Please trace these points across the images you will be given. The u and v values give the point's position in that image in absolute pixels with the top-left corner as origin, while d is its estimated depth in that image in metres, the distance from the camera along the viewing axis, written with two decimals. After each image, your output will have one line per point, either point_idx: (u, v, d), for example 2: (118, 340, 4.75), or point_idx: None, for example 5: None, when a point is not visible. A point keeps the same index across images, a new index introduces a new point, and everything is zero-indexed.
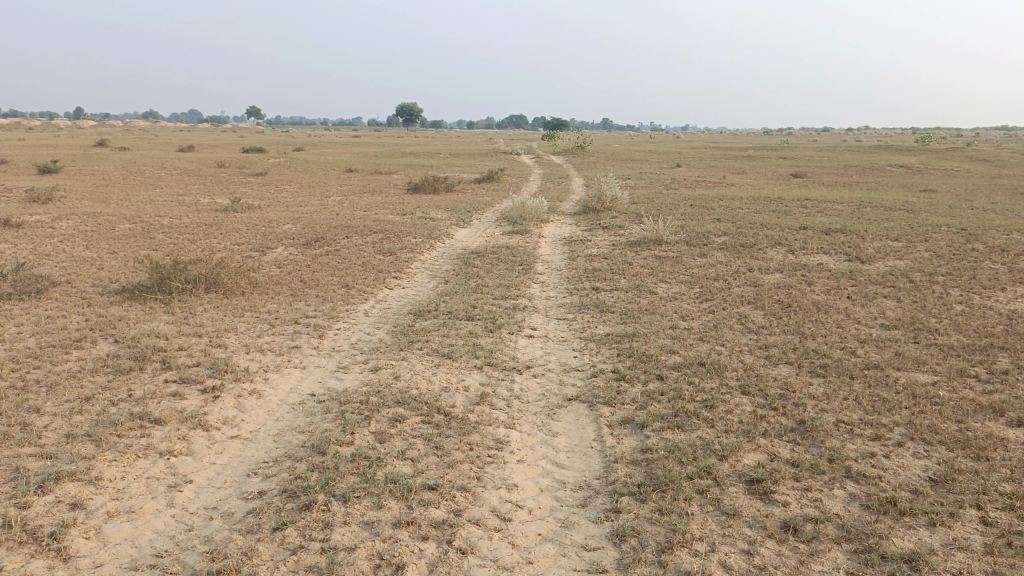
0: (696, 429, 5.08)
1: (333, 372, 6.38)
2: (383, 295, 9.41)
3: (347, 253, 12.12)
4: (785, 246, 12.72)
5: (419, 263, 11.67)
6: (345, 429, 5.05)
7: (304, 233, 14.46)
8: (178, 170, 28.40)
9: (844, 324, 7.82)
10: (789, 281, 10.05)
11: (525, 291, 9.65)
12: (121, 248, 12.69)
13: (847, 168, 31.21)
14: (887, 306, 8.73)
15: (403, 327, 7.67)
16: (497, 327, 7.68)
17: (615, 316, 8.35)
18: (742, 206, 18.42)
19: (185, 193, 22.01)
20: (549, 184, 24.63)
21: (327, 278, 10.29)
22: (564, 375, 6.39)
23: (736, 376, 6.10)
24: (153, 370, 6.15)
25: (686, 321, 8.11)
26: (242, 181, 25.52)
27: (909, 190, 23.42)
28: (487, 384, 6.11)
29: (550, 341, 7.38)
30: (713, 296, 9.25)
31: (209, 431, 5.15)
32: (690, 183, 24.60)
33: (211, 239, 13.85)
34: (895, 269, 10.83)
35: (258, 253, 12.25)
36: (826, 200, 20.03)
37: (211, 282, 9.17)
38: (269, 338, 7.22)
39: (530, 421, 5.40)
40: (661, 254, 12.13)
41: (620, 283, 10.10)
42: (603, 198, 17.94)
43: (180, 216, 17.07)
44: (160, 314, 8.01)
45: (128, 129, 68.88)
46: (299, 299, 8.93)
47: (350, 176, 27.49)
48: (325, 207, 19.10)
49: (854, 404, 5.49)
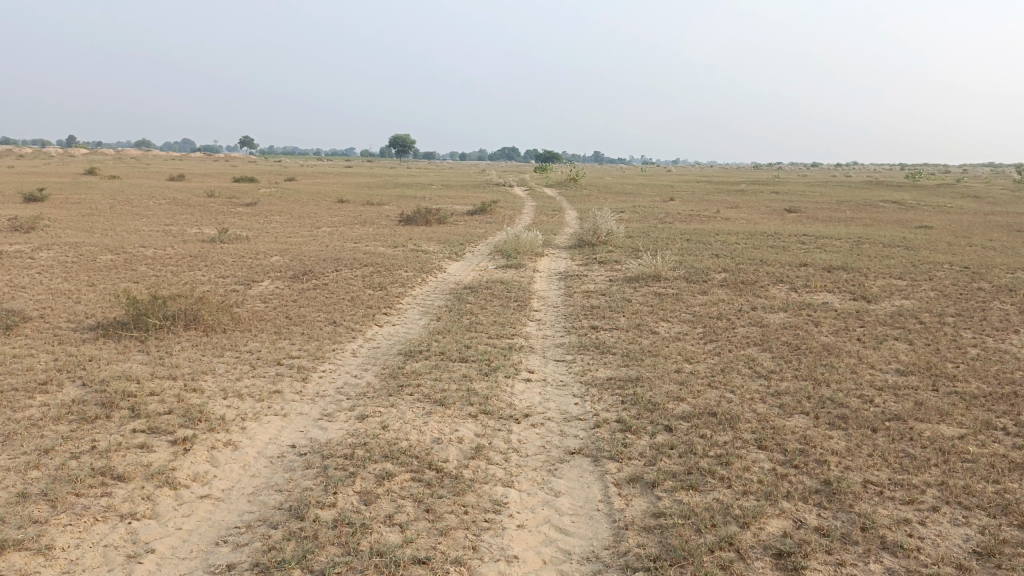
0: (711, 490, 4.65)
1: (317, 420, 5.93)
2: (372, 333, 9.00)
3: (336, 287, 11.71)
4: (787, 283, 12.39)
5: (410, 298, 11.28)
6: (328, 488, 4.60)
7: (292, 265, 14.05)
8: (165, 199, 28.02)
9: (858, 369, 7.43)
10: (795, 321, 9.70)
11: (521, 330, 9.25)
12: (100, 281, 12.23)
13: (840, 203, 31.20)
14: (898, 349, 8.37)
15: (393, 369, 7.23)
16: (492, 370, 7.25)
17: (616, 358, 7.94)
18: (740, 241, 18.15)
19: (172, 223, 21.61)
20: (542, 217, 24.37)
21: (313, 314, 9.86)
22: (565, 424, 5.96)
23: (749, 427, 5.70)
24: (121, 418, 5.68)
25: (691, 364, 7.71)
26: (231, 211, 25.14)
27: (905, 225, 23.28)
28: (483, 434, 5.67)
29: (549, 386, 6.96)
30: (717, 337, 8.87)
31: (177, 490, 4.68)
32: (685, 217, 24.39)
33: (195, 271, 13.44)
34: (902, 309, 10.49)
35: (243, 287, 11.82)
36: (823, 235, 19.81)
37: (191, 318, 8.73)
38: (249, 381, 6.77)
39: (530, 478, 4.96)
40: (660, 291, 11.78)
41: (620, 322, 9.71)
42: (597, 232, 17.63)
43: (164, 247, 16.64)
44: (134, 354, 7.54)
45: (121, 157, 68.84)
46: (283, 337, 8.49)
47: (342, 207, 27.19)
48: (314, 238, 18.73)
49: (879, 462, 5.09)
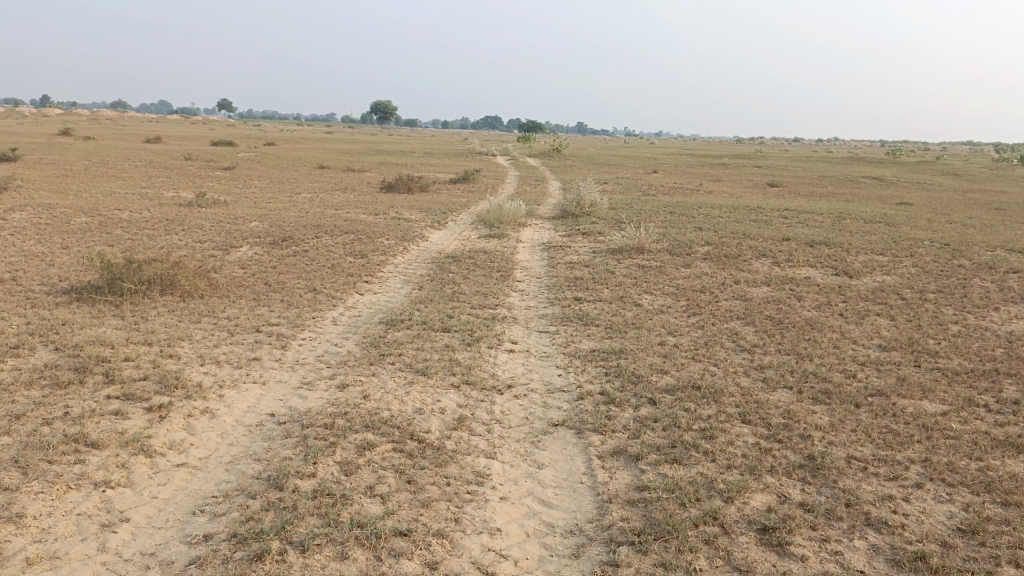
0: (695, 464, 4.63)
1: (296, 388, 5.83)
2: (353, 301, 8.87)
3: (316, 254, 11.53)
4: (770, 258, 12.39)
5: (391, 266, 11.14)
6: (308, 458, 4.52)
7: (271, 231, 13.82)
8: (141, 162, 27.48)
9: (841, 344, 7.44)
10: (778, 295, 9.69)
11: (504, 300, 9.17)
12: (73, 243, 11.96)
13: (823, 178, 31.28)
14: (880, 325, 8.40)
15: (374, 338, 7.13)
16: (475, 340, 7.16)
17: (600, 330, 7.89)
18: (723, 214, 18.14)
19: (149, 186, 21.20)
20: (525, 187, 24.20)
21: (293, 281, 9.70)
22: (549, 396, 5.91)
23: (733, 401, 5.68)
24: (95, 384, 5.54)
25: (675, 337, 7.68)
26: (209, 175, 24.70)
27: (886, 202, 23.40)
28: (465, 405, 5.61)
29: (532, 357, 6.90)
30: (701, 310, 8.85)
31: (153, 458, 4.57)
32: (668, 190, 24.32)
33: (171, 235, 13.18)
34: (884, 285, 10.52)
35: (222, 252, 11.62)
36: (805, 210, 19.83)
37: (167, 283, 8.55)
38: (227, 348, 6.64)
39: (512, 450, 4.91)
40: (644, 263, 11.74)
41: (603, 293, 9.66)
42: (581, 203, 17.53)
43: (139, 210, 16.32)
44: (109, 319, 7.37)
45: (97, 118, 67.34)
46: (262, 304, 8.34)
47: (323, 173, 26.82)
48: (295, 204, 18.47)
49: (862, 438, 5.09)
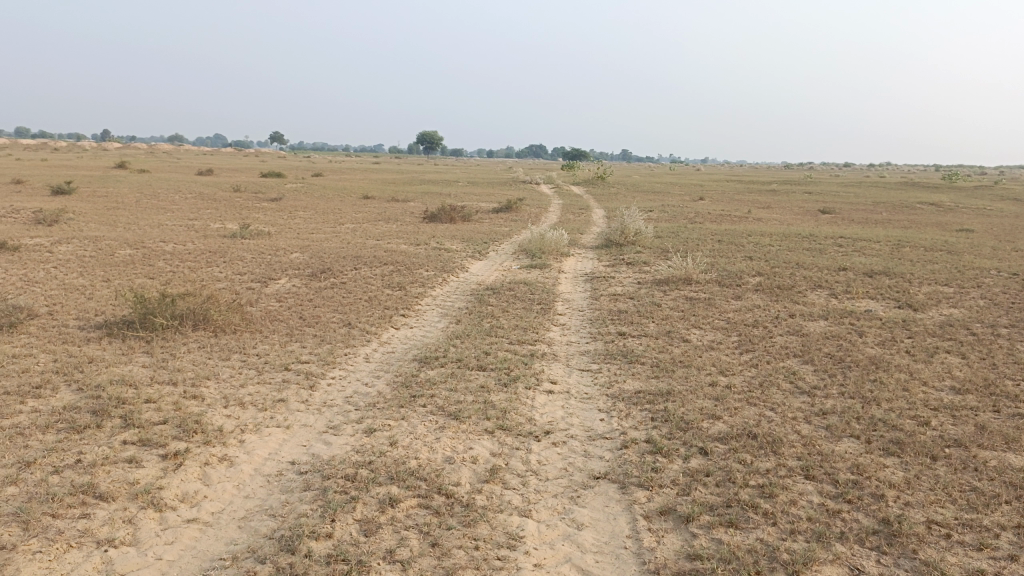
0: (754, 529, 4.14)
1: (321, 433, 5.49)
2: (387, 337, 8.54)
3: (353, 287, 11.30)
4: (826, 289, 11.78)
5: (429, 299, 10.85)
6: (326, 515, 4.16)
7: (311, 263, 13.68)
8: (191, 193, 27.95)
9: (909, 386, 6.86)
10: (836, 330, 9.09)
11: (544, 335, 8.77)
12: (115, 276, 11.95)
13: (877, 204, 30.29)
14: (951, 364, 7.76)
15: (406, 377, 6.78)
16: (512, 380, 6.76)
17: (645, 369, 7.41)
18: (774, 243, 17.52)
19: (195, 218, 21.42)
20: (569, 215, 23.90)
21: (328, 315, 9.44)
22: (590, 443, 5.47)
23: (794, 453, 5.15)
24: (112, 428, 5.29)
25: (727, 376, 7.18)
26: (256, 206, 24.96)
27: (946, 228, 22.46)
28: (499, 454, 5.20)
29: (572, 399, 6.47)
30: (754, 346, 8.32)
31: (162, 513, 4.26)
32: (715, 217, 23.73)
33: (212, 267, 13.12)
34: (951, 319, 9.83)
35: (260, 285, 11.48)
36: (860, 238, 19.05)
37: (199, 318, 8.35)
38: (254, 387, 6.35)
39: (549, 507, 4.47)
40: (692, 295, 11.24)
41: (649, 328, 9.20)
42: (626, 232, 17.10)
43: (184, 242, 16.38)
44: (137, 357, 7.17)
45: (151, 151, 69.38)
46: (294, 340, 8.08)
47: (367, 203, 26.89)
48: (337, 235, 18.41)
49: (942, 497, 4.54)
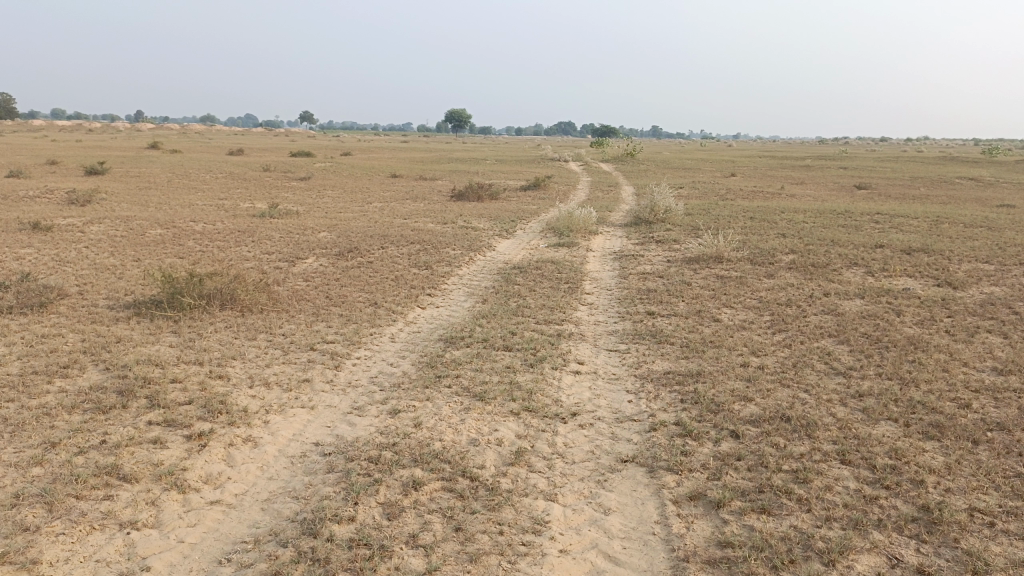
0: (787, 516, 4.02)
1: (345, 413, 5.45)
2: (413, 316, 8.49)
3: (380, 266, 11.25)
4: (862, 267, 11.48)
5: (456, 278, 10.77)
6: (349, 498, 4.11)
7: (338, 242, 13.66)
8: (221, 173, 28.14)
9: (949, 367, 6.63)
10: (873, 309, 8.84)
11: (572, 314, 8.65)
12: (145, 256, 12.04)
13: (913, 179, 29.59)
14: (993, 344, 7.49)
15: (431, 357, 6.71)
16: (539, 361, 6.66)
17: (675, 349, 7.26)
18: (807, 220, 17.15)
19: (225, 197, 21.55)
20: (598, 193, 23.66)
21: (354, 294, 9.41)
22: (618, 425, 5.36)
23: (829, 437, 5.00)
24: (138, 409, 5.29)
25: (759, 357, 7.00)
26: (285, 185, 25.05)
27: (987, 203, 21.84)
28: (525, 436, 5.11)
29: (599, 380, 6.35)
30: (787, 326, 8.12)
31: (186, 495, 4.25)
32: (747, 194, 23.31)
33: (241, 247, 13.16)
34: (993, 297, 9.51)
35: (287, 264, 11.49)
36: (897, 214, 18.57)
37: (226, 298, 8.35)
38: (279, 367, 6.33)
39: (575, 490, 4.38)
40: (723, 274, 11.02)
41: (678, 307, 9.03)
42: (655, 209, 16.84)
43: (213, 221, 16.47)
44: (164, 337, 7.19)
45: (183, 132, 70.09)
46: (320, 319, 8.05)
47: (395, 182, 26.84)
48: (364, 214, 18.41)
49: (985, 484, 4.36)
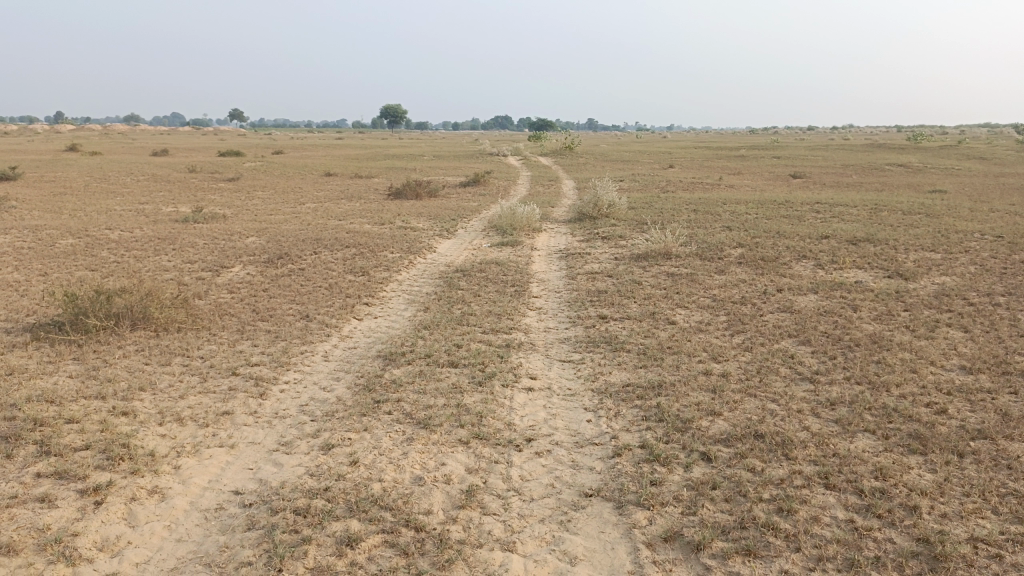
0: (776, 559, 3.57)
1: (271, 452, 4.80)
2: (349, 330, 7.83)
3: (313, 273, 10.54)
4: (811, 259, 11.27)
5: (395, 284, 10.14)
6: (271, 565, 3.49)
7: (267, 247, 12.83)
8: (144, 176, 26.79)
9: (918, 368, 6.33)
10: (829, 305, 8.56)
11: (520, 321, 8.12)
12: (53, 269, 11.05)
13: (846, 167, 30.08)
14: (954, 339, 7.25)
15: (369, 379, 6.08)
16: (487, 378, 6.10)
17: (631, 357, 6.79)
18: (750, 211, 17.03)
19: (147, 201, 20.38)
20: (539, 188, 23.23)
21: (284, 307, 8.69)
22: (579, 451, 4.84)
23: (808, 456, 4.58)
24: (26, 458, 4.54)
25: (721, 363, 6.59)
26: (212, 187, 23.88)
27: (918, 190, 22.22)
28: (476, 470, 4.54)
29: (554, 397, 5.83)
30: (745, 326, 7.76)
31: (75, 567, 3.55)
32: (688, 186, 23.16)
33: (161, 256, 12.24)
34: (945, 288, 9.34)
35: (211, 274, 10.67)
36: (837, 203, 18.60)
37: (139, 316, 7.54)
38: (195, 398, 5.62)
39: (535, 536, 3.84)
40: (673, 271, 10.65)
41: (631, 309, 8.59)
42: (599, 204, 16.46)
43: (132, 228, 15.40)
44: (66, 365, 6.39)
45: (108, 132, 67.22)
46: (245, 338, 7.32)
47: (330, 181, 25.89)
48: (297, 216, 17.54)
49: (982, 506, 3.99)
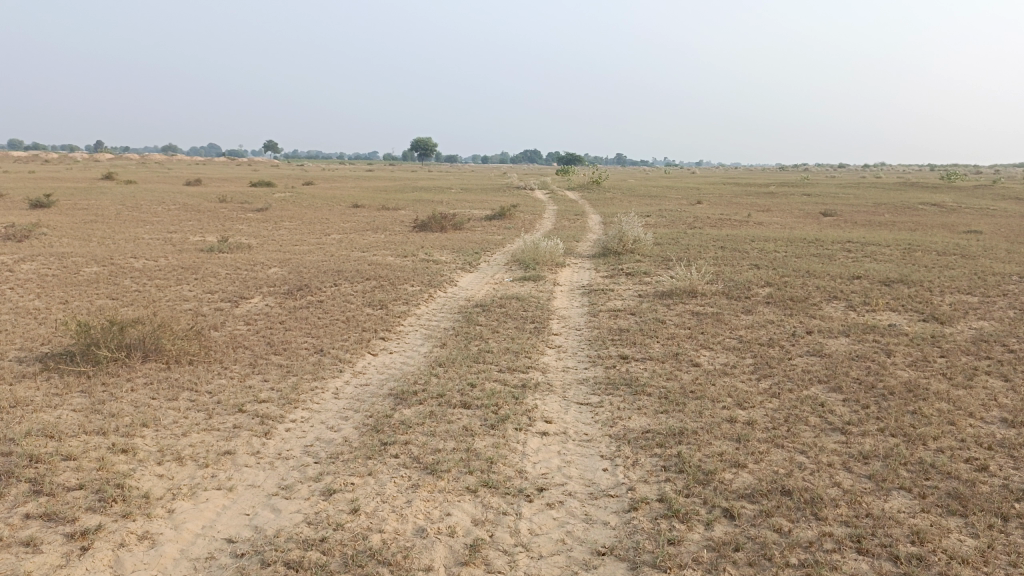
0: None
1: (270, 496, 4.59)
2: (363, 365, 7.65)
3: (331, 306, 10.41)
4: (842, 300, 10.92)
5: (413, 318, 9.97)
6: None
7: (287, 279, 12.78)
8: (174, 205, 27.11)
9: (956, 420, 5.98)
10: (861, 349, 8.22)
11: (538, 360, 7.89)
12: (75, 297, 11.05)
13: (878, 205, 29.61)
14: (995, 389, 6.87)
15: (378, 419, 5.87)
16: (500, 420, 5.86)
17: (652, 401, 6.52)
18: (779, 249, 16.70)
19: (175, 230, 20.55)
20: (565, 222, 23.07)
21: (299, 340, 8.55)
22: (593, 504, 4.57)
23: (838, 516, 4.27)
24: (17, 496, 4.38)
25: (746, 409, 6.29)
26: (240, 217, 24.07)
27: (953, 229, 21.74)
28: (483, 521, 4.29)
29: (570, 443, 5.56)
30: (773, 370, 7.44)
31: None
32: (716, 222, 22.87)
33: (182, 285, 12.22)
34: (983, 333, 8.95)
35: (229, 305, 10.59)
36: (869, 242, 18.19)
37: (151, 348, 7.43)
38: (198, 436, 5.44)
39: None
40: (698, 310, 10.37)
41: (653, 349, 8.32)
42: (624, 240, 16.24)
43: (157, 257, 15.47)
44: (72, 398, 6.27)
45: (144, 162, 68.81)
46: (257, 372, 7.17)
47: (357, 212, 25.96)
48: (322, 247, 17.55)
49: None
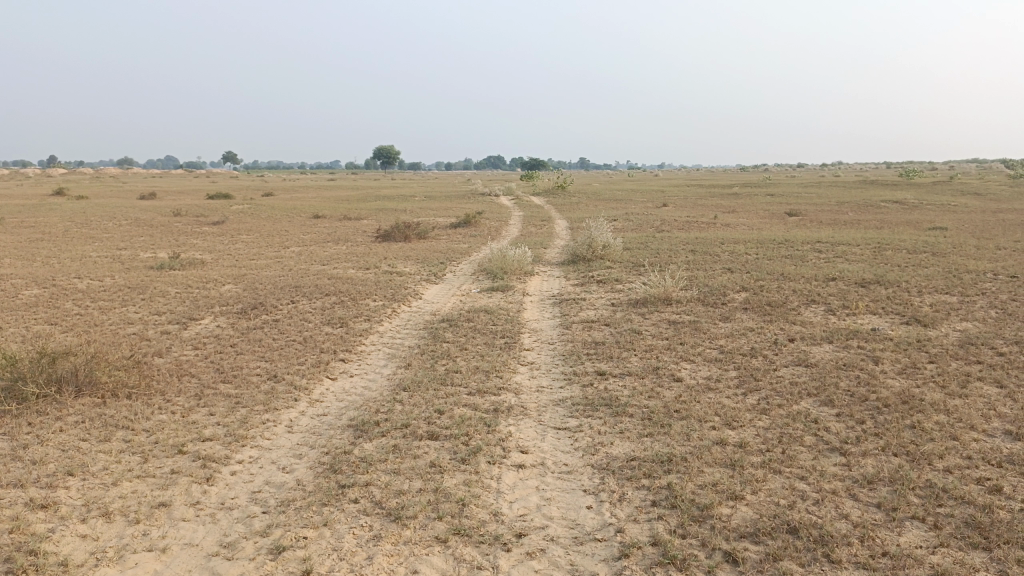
0: None
1: (210, 557, 4.00)
2: (320, 392, 7.06)
3: (288, 325, 9.78)
4: (821, 304, 10.59)
5: (375, 336, 9.40)
6: None
7: (242, 296, 12.10)
8: (126, 220, 26.08)
9: (960, 434, 5.58)
10: (848, 357, 7.83)
11: (509, 380, 7.36)
12: (9, 323, 10.27)
13: (841, 204, 29.70)
14: (992, 397, 6.51)
15: (336, 456, 5.30)
16: (471, 453, 5.32)
17: (635, 424, 6.03)
18: (750, 251, 16.40)
19: (125, 247, 19.64)
20: (531, 229, 22.62)
21: (252, 365, 7.91)
22: (579, 551, 4.05)
23: (852, 558, 3.83)
24: None
25: (736, 430, 5.83)
26: (195, 231, 23.21)
27: (918, 227, 21.75)
28: None
29: (548, 477, 5.04)
30: (760, 384, 7.00)
31: None
32: (684, 225, 22.63)
33: (129, 307, 11.48)
34: (969, 336, 8.63)
35: (178, 328, 9.90)
36: (838, 242, 18.00)
37: (85, 381, 6.74)
38: (130, 486, 4.81)
39: None
40: (675, 318, 9.96)
41: (632, 364, 7.85)
42: (593, 245, 15.81)
43: (103, 276, 14.64)
44: None
45: (99, 175, 67.09)
46: (202, 404, 6.53)
47: (318, 223, 25.23)
48: (280, 261, 16.85)
49: None
